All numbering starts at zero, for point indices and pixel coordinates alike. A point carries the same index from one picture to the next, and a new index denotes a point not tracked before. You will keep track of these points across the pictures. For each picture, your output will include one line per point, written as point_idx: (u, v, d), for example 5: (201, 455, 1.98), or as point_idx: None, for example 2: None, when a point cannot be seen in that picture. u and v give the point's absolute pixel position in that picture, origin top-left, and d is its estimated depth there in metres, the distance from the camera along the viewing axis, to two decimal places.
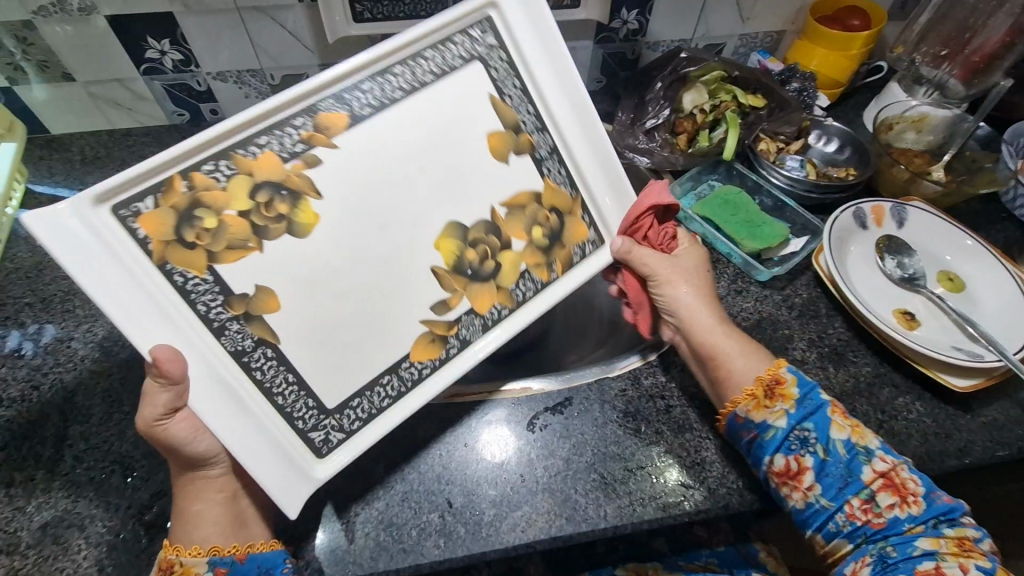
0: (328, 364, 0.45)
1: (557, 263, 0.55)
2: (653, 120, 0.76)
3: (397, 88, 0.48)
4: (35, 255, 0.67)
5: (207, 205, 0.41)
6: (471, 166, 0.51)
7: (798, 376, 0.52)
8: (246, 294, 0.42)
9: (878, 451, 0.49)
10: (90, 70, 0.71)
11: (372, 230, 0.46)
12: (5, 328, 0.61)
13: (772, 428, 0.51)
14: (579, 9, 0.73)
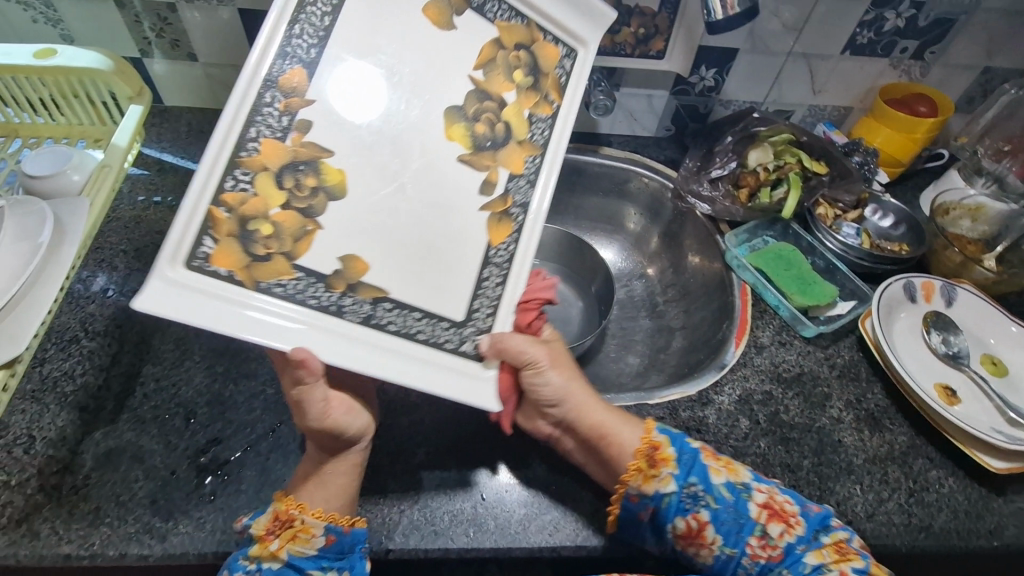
0: (422, 283, 0.51)
1: (551, 92, 0.59)
2: (719, 169, 0.80)
3: (321, 11, 0.47)
4: (134, 209, 0.73)
5: (253, 216, 0.44)
6: (433, 88, 0.52)
7: (669, 435, 0.54)
8: (336, 270, 0.47)
9: (754, 484, 0.51)
10: (213, 54, 0.79)
11: (387, 152, 0.50)
12: (98, 269, 0.67)
13: (664, 496, 0.51)
14: (662, 60, 0.78)
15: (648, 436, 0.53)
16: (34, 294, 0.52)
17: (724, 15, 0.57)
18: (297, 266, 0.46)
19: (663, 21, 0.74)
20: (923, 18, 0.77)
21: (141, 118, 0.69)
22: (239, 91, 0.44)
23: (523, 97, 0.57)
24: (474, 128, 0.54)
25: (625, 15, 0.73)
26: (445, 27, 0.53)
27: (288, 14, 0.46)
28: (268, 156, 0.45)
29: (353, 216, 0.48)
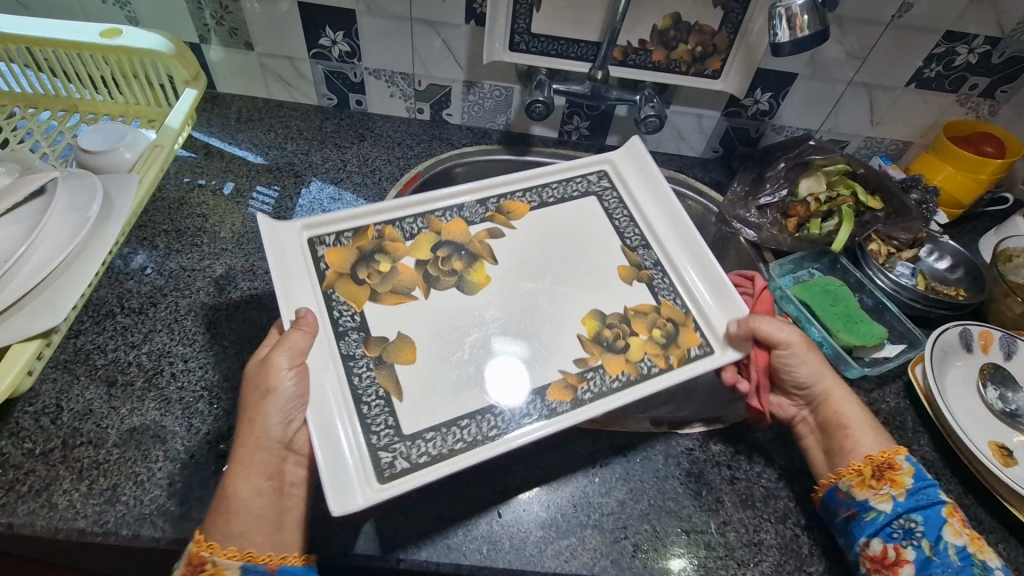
0: (579, 250, 0.64)
1: (383, 300, 0.57)
2: (768, 196, 0.78)
3: (459, 438, 0.50)
4: (180, 190, 0.74)
5: (384, 252, 0.60)
6: (544, 291, 0.60)
7: (914, 467, 0.52)
8: (387, 339, 0.55)
9: (997, 569, 0.48)
10: (269, 44, 0.79)
11: (531, 301, 0.60)
12: (139, 246, 0.67)
13: (874, 509, 0.51)
14: (717, 80, 0.76)
15: (886, 454, 0.53)
16: (78, 266, 0.52)
17: (784, 38, 0.55)
18: (654, 300, 0.61)
19: (722, 40, 0.72)
20: (998, 55, 0.74)
21: (195, 102, 0.71)
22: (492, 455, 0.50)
23: (385, 252, 0.60)
24: (450, 274, 0.60)
25: (684, 32, 0.72)
26: (409, 340, 0.55)
27: (484, 442, 0.50)
28: (611, 369, 0.56)
29: (540, 315, 0.59)
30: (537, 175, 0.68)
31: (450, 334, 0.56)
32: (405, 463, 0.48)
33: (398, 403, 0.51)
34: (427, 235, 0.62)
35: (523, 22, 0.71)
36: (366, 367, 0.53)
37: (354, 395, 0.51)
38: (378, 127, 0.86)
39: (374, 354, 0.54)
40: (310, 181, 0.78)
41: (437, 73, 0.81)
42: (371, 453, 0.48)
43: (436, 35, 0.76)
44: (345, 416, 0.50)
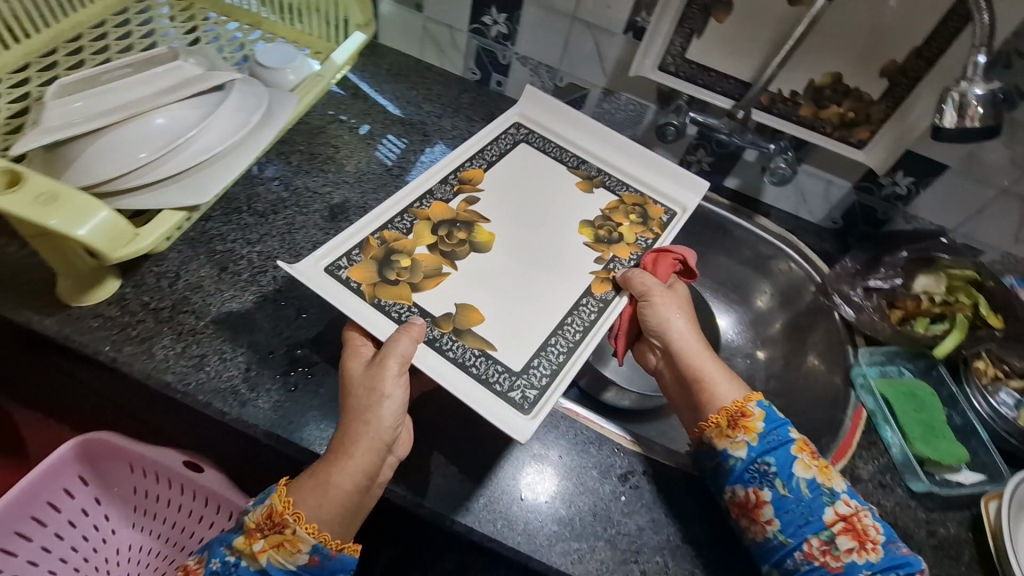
0: (521, 208, 0.68)
1: (394, 280, 0.58)
2: (879, 281, 0.75)
3: (558, 351, 0.57)
4: (323, 119, 0.80)
5: (399, 251, 0.61)
6: (544, 245, 0.65)
7: (763, 409, 0.55)
8: (450, 314, 0.57)
9: (841, 494, 0.51)
10: (437, 10, 0.85)
11: (537, 252, 0.64)
12: (277, 159, 0.74)
13: (732, 457, 0.53)
14: (860, 150, 0.73)
15: (740, 402, 0.55)
16: (230, 158, 0.59)
17: (943, 124, 0.53)
18: (614, 195, 0.71)
19: (878, 112, 0.69)
20: None
21: (359, 47, 0.78)
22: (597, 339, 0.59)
23: (395, 251, 0.60)
24: (462, 243, 0.63)
25: (840, 94, 0.70)
26: (469, 308, 0.58)
27: (573, 348, 0.58)
28: (597, 290, 0.62)
29: (542, 273, 0.63)
30: (463, 152, 0.70)
31: (499, 290, 0.60)
32: (523, 386, 0.55)
33: (496, 351, 0.56)
34: (421, 224, 0.63)
35: (679, 46, 0.72)
36: (453, 338, 0.56)
37: (450, 357, 0.55)
38: (509, 111, 0.89)
39: (453, 328, 0.57)
40: (434, 142, 0.82)
41: (580, 75, 0.83)
42: (504, 394, 0.54)
43: (591, 38, 0.78)
44: (460, 372, 0.54)
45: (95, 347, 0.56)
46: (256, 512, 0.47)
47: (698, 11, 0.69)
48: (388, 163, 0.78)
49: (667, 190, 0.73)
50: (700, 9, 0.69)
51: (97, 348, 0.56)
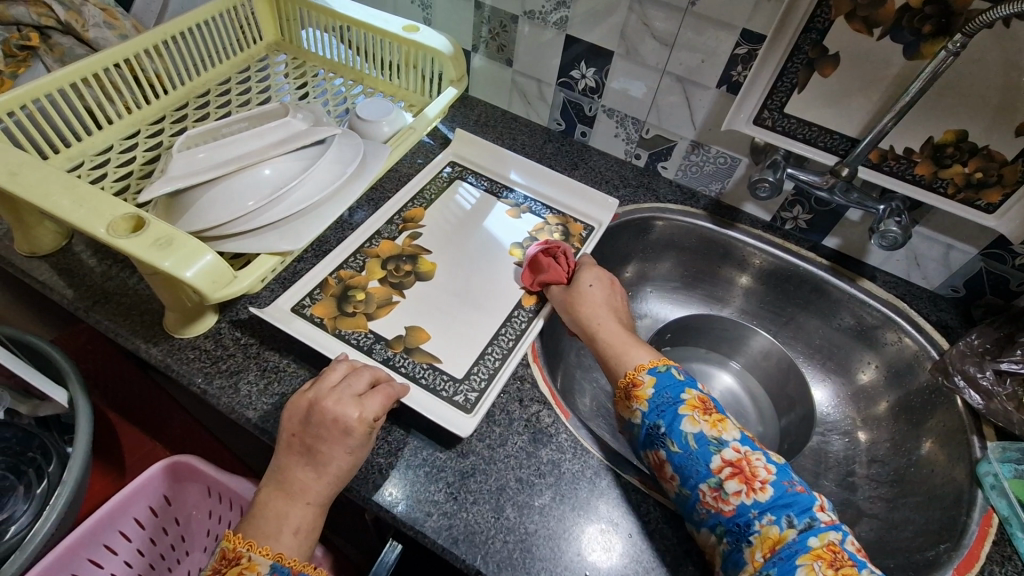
0: (454, 236, 0.75)
1: (347, 307, 0.64)
2: (1014, 363, 0.64)
3: (495, 356, 0.62)
4: (413, 168, 0.84)
5: (353, 287, 0.66)
6: (481, 273, 0.70)
7: (657, 379, 0.56)
8: (400, 336, 0.63)
9: (732, 442, 0.52)
10: (526, 65, 0.87)
11: (473, 279, 0.69)
12: (365, 203, 0.78)
13: (634, 426, 0.56)
14: (989, 214, 0.65)
15: (633, 372, 0.58)
16: (323, 208, 0.63)
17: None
18: (543, 220, 0.79)
19: (1013, 173, 0.62)
20: None
21: (451, 100, 0.81)
22: (525, 344, 0.63)
23: (351, 287, 0.66)
24: (407, 274, 0.69)
25: (965, 152, 0.63)
26: (415, 330, 0.63)
27: (508, 353, 0.62)
28: (528, 303, 0.67)
29: (481, 298, 0.68)
30: (405, 198, 0.77)
31: (441, 310, 0.66)
32: (468, 389, 0.59)
33: (441, 363, 0.61)
34: (371, 261, 0.69)
35: (778, 100, 0.69)
36: (404, 356, 0.61)
37: (404, 373, 0.59)
38: (592, 161, 0.89)
39: (400, 346, 0.61)
40: (515, 187, 0.83)
41: (667, 127, 0.81)
42: (450, 399, 0.58)
43: (681, 91, 0.76)
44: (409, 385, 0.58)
45: (189, 377, 0.60)
46: (211, 563, 0.47)
47: (800, 65, 0.66)
48: (467, 209, 0.79)
49: (585, 212, 0.80)
50: (802, 62, 0.65)
51: (190, 379, 0.60)
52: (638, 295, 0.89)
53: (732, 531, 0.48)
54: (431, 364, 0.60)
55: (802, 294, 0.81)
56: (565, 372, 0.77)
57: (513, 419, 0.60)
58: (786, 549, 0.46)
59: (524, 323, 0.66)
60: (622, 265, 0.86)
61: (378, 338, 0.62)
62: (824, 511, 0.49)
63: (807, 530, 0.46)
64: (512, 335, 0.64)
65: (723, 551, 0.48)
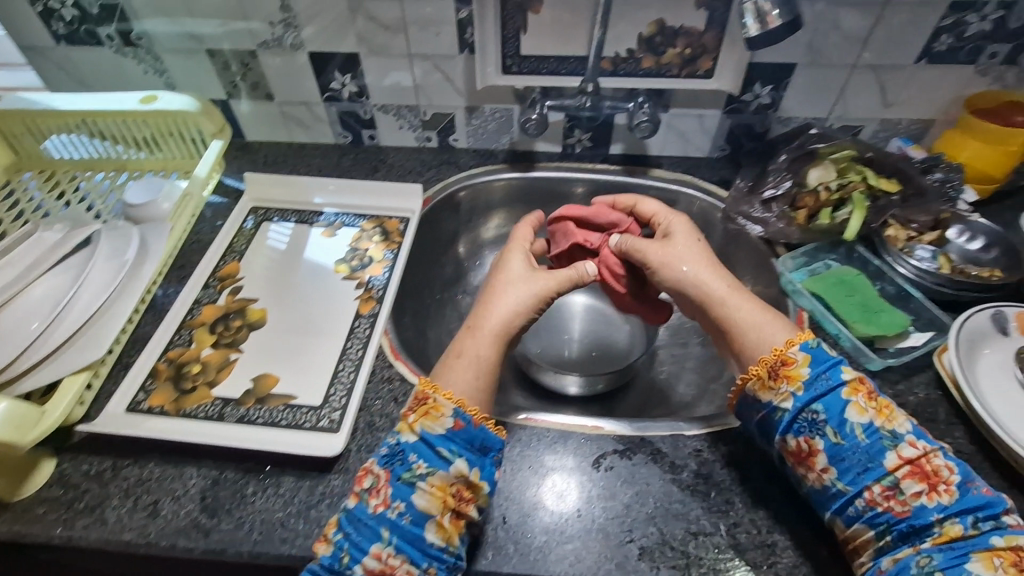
0: (275, 275, 0.74)
1: (187, 383, 0.63)
2: (772, 189, 0.76)
3: (347, 369, 0.64)
4: (214, 232, 0.80)
5: (186, 364, 0.64)
6: (314, 300, 0.71)
7: (812, 355, 0.50)
8: (249, 389, 0.62)
9: (907, 436, 0.46)
10: (286, 93, 0.87)
11: (307, 309, 0.70)
12: (171, 283, 0.73)
13: (779, 410, 0.50)
14: (710, 79, 0.77)
15: (781, 350, 0.51)
16: (116, 305, 0.59)
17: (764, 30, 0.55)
18: (359, 227, 0.80)
19: (711, 40, 0.73)
20: (1015, 19, 0.70)
21: (219, 153, 0.78)
22: (372, 346, 0.66)
23: (183, 364, 0.64)
24: (239, 329, 0.68)
25: (671, 36, 0.73)
26: (263, 378, 0.63)
27: (359, 364, 0.64)
28: (365, 310, 0.70)
29: (320, 322, 0.69)
30: (214, 258, 0.76)
31: (283, 350, 0.66)
32: (331, 408, 0.60)
33: (297, 398, 0.61)
34: (199, 331, 0.68)
35: (513, 46, 0.76)
36: (258, 407, 0.60)
37: (261, 422, 0.59)
38: (390, 159, 0.91)
39: (252, 398, 0.61)
40: (323, 210, 0.83)
41: (440, 103, 0.85)
42: (314, 427, 0.58)
43: (434, 67, 0.80)
44: (269, 430, 0.58)
45: (47, 532, 0.53)
46: None
47: (515, 11, 0.73)
48: (282, 249, 0.78)
49: (395, 206, 0.83)
50: (514, 7, 0.73)
51: (47, 533, 0.53)
52: (483, 261, 0.92)
53: (903, 532, 0.44)
54: (288, 402, 0.61)
55: (613, 201, 0.89)
56: (441, 356, 0.79)
57: (394, 418, 0.60)
58: (961, 543, 0.43)
59: (368, 328, 0.68)
60: (456, 240, 0.90)
61: (228, 400, 0.61)
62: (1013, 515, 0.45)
63: (992, 529, 0.43)
64: (359, 344, 0.66)
65: (885, 550, 0.45)
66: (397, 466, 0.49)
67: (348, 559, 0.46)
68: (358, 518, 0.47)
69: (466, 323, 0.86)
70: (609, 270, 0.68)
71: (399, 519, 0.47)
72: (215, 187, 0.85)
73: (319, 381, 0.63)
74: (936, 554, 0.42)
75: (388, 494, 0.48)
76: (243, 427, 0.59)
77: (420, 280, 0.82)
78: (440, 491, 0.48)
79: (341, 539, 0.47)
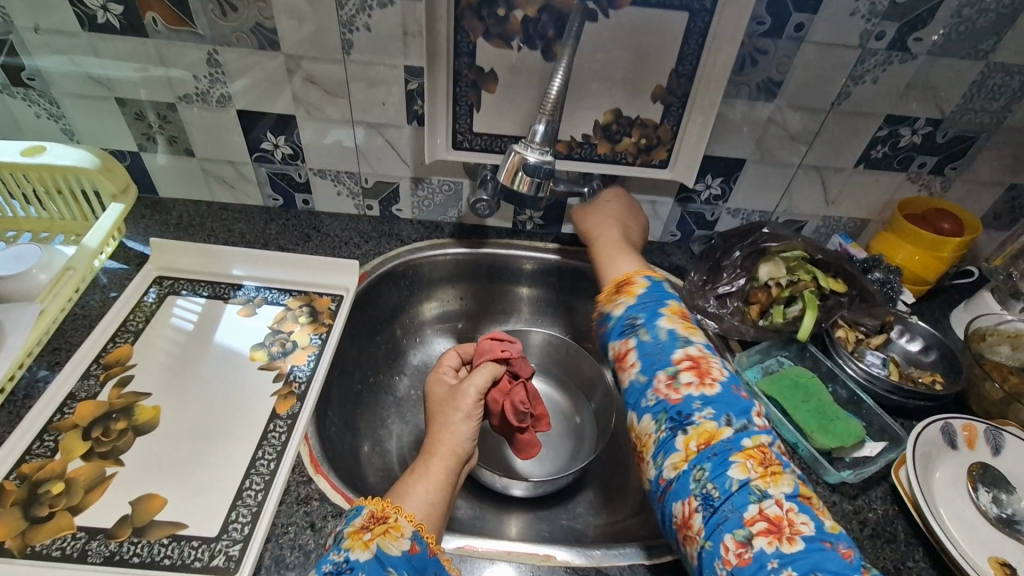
0: (175, 365, 0.63)
1: (43, 510, 0.49)
2: (726, 286, 0.75)
3: (253, 487, 0.53)
4: (105, 306, 0.68)
5: (44, 482, 0.51)
6: (221, 396, 0.61)
7: (651, 283, 0.62)
8: (127, 516, 0.50)
9: (698, 343, 0.54)
10: (209, 149, 0.78)
11: (214, 407, 0.60)
12: (41, 369, 0.60)
13: (613, 316, 0.60)
14: (665, 168, 0.77)
15: (629, 275, 0.64)
16: None
17: (511, 186, 0.62)
18: (283, 306, 0.71)
19: (666, 132, 0.74)
20: (941, 135, 0.74)
21: (120, 218, 0.69)
22: (287, 456, 0.56)
23: (41, 482, 0.51)
24: (122, 433, 0.56)
25: (626, 125, 0.73)
26: (147, 502, 0.51)
27: (270, 481, 0.54)
28: (283, 409, 0.60)
29: (225, 425, 0.58)
30: (102, 340, 0.64)
31: (176, 462, 0.54)
32: (230, 541, 0.49)
33: (187, 528, 0.50)
34: (68, 436, 0.55)
35: (464, 122, 0.72)
36: (135, 541, 0.48)
37: (137, 563, 0.47)
38: (326, 226, 0.83)
39: (130, 529, 0.49)
40: (242, 283, 0.73)
41: (383, 171, 0.79)
42: (206, 568, 0.47)
43: (379, 135, 0.75)
44: (147, 574, 0.46)
45: None
46: None
47: (467, 87, 0.69)
48: (189, 329, 0.67)
49: (326, 282, 0.75)
50: (468, 84, 0.69)
51: None
52: (424, 340, 0.85)
53: (673, 418, 0.49)
54: (175, 535, 0.49)
55: (564, 282, 0.86)
56: (372, 453, 0.70)
57: (310, 552, 0.50)
58: (720, 446, 0.46)
59: (283, 434, 0.58)
60: (395, 318, 0.82)
61: (97, 533, 0.48)
62: (760, 418, 0.50)
63: (743, 431, 0.47)
64: (271, 453, 0.56)
65: (658, 435, 0.49)
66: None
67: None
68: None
69: (402, 412, 0.78)
70: (512, 407, 0.65)
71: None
72: (112, 251, 0.74)
73: (218, 505, 0.52)
74: (706, 467, 0.45)
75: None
76: (110, 571, 0.46)
77: (352, 365, 0.73)
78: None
79: None
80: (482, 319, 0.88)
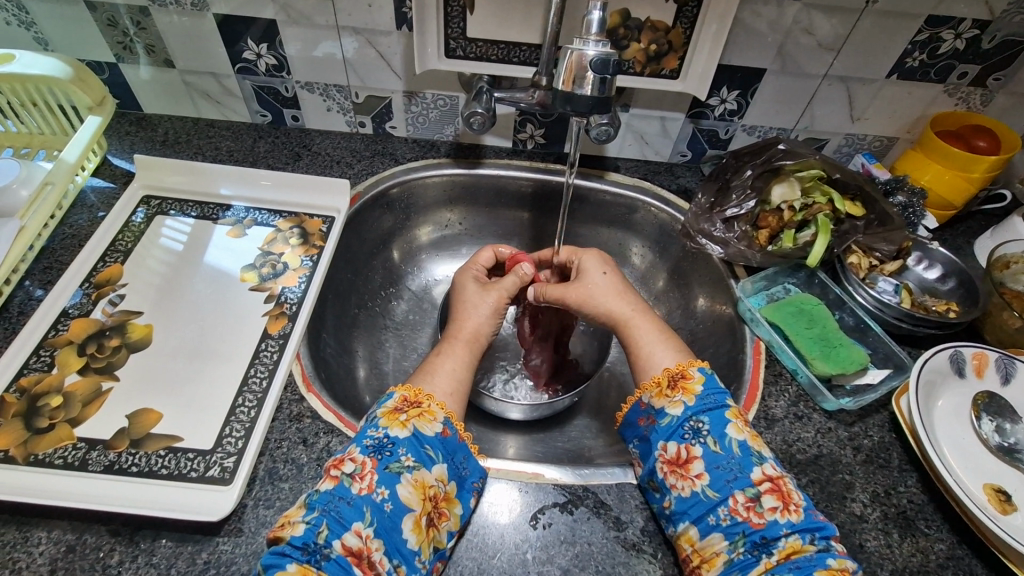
0: (162, 288, 0.62)
1: (43, 421, 0.51)
2: (734, 208, 0.72)
3: (244, 404, 0.54)
4: (93, 225, 0.66)
5: (42, 396, 0.52)
6: (212, 317, 0.60)
7: (706, 376, 0.54)
8: (125, 428, 0.51)
9: (770, 459, 0.49)
10: (189, 60, 0.73)
11: (202, 328, 0.59)
12: (32, 287, 0.60)
13: (668, 414, 0.52)
14: (676, 79, 0.71)
15: (682, 365, 0.55)
16: None
17: (575, 91, 0.55)
18: (273, 229, 0.69)
19: (678, 36, 0.67)
20: (987, 40, 0.67)
21: (98, 131, 0.67)
22: (274, 373, 0.56)
23: (40, 395, 0.52)
24: (116, 350, 0.56)
25: (634, 30, 0.67)
26: (143, 418, 0.52)
27: (262, 398, 0.54)
28: (273, 329, 0.60)
29: (216, 346, 0.58)
30: (91, 260, 0.63)
31: (169, 381, 0.55)
32: (225, 451, 0.50)
33: (183, 441, 0.51)
34: (64, 352, 0.55)
35: (457, 26, 0.67)
36: (133, 453, 0.50)
37: (135, 472, 0.48)
38: (316, 143, 0.80)
39: (128, 441, 0.50)
40: (231, 203, 0.72)
41: (373, 85, 0.75)
42: (201, 478, 0.48)
43: (367, 43, 0.69)
44: (145, 483, 0.48)
45: None
46: None
47: None
48: (179, 250, 0.66)
49: (317, 203, 0.73)
50: None
51: None
52: (420, 265, 0.84)
53: (754, 544, 0.45)
54: (171, 447, 0.50)
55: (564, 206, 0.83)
56: (368, 374, 0.70)
57: (303, 465, 0.50)
58: (804, 562, 0.42)
59: (277, 353, 0.58)
60: (390, 241, 0.80)
61: (95, 445, 0.50)
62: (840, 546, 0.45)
63: (826, 551, 0.43)
64: (261, 370, 0.56)
65: (733, 556, 0.45)
66: (386, 456, 0.46)
67: (325, 535, 0.41)
68: (338, 497, 0.43)
69: (399, 334, 0.78)
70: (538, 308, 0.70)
71: (383, 504, 0.43)
72: (96, 168, 0.72)
73: (212, 420, 0.52)
74: None
75: (374, 480, 0.44)
76: (110, 479, 0.48)
77: (347, 288, 0.72)
78: (422, 488, 0.45)
79: (315, 518, 0.42)
80: (481, 242, 0.86)
